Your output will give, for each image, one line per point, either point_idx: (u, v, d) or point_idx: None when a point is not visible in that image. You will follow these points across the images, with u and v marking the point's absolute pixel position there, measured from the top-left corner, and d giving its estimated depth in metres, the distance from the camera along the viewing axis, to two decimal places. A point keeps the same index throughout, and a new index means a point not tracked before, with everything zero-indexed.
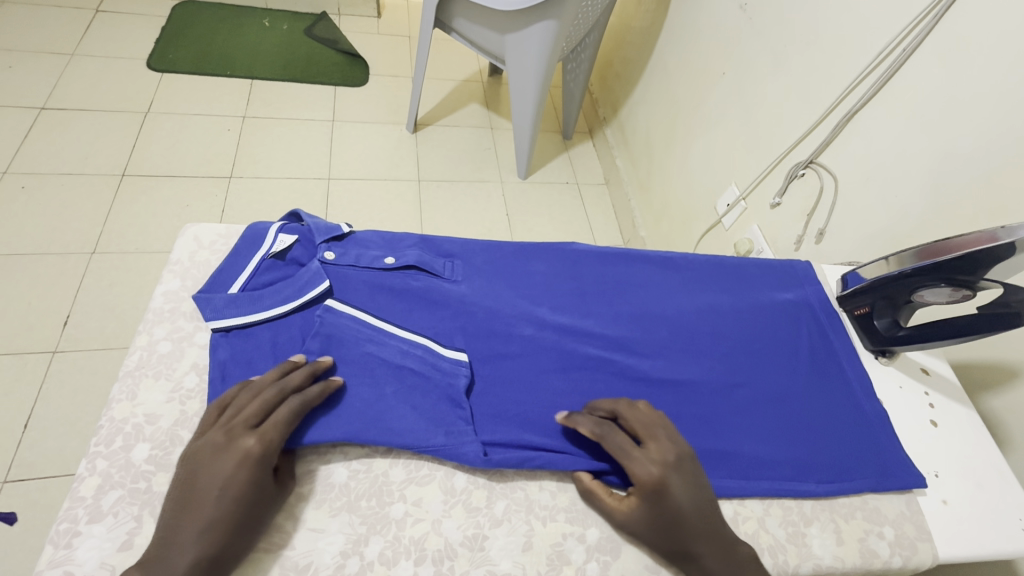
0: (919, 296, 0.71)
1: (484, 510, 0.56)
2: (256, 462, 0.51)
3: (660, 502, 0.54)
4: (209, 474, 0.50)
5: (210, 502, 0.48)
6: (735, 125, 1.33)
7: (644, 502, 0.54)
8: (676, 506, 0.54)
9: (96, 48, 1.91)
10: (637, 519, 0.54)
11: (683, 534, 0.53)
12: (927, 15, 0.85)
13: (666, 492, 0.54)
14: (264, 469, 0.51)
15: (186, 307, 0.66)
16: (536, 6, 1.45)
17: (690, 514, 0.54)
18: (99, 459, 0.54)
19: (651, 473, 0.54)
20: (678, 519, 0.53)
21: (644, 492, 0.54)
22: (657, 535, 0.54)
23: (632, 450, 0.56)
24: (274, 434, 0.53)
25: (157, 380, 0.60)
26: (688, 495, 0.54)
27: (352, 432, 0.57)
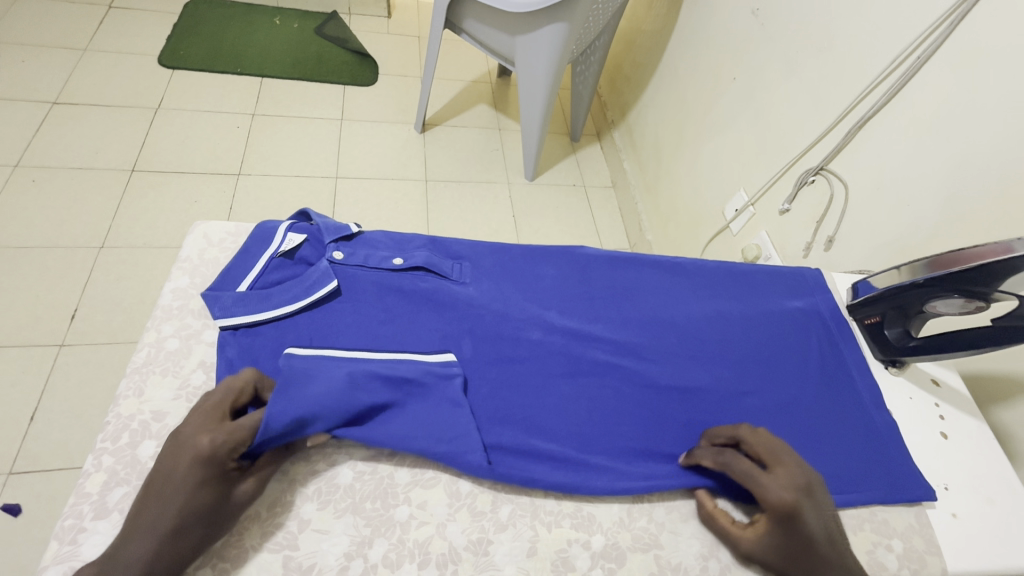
0: (931, 306, 0.70)
1: (489, 514, 0.56)
2: (213, 461, 0.49)
3: (792, 530, 0.53)
4: (167, 471, 0.49)
5: (163, 496, 0.48)
6: (744, 130, 1.33)
7: (776, 530, 0.53)
8: (809, 532, 0.52)
9: (108, 44, 1.92)
10: (769, 547, 0.53)
11: (814, 559, 0.52)
12: (944, 20, 0.84)
13: (799, 519, 0.52)
14: (212, 469, 0.49)
15: (195, 304, 0.66)
16: (547, 8, 1.45)
17: (819, 540, 0.52)
18: (106, 455, 0.54)
19: (782, 499, 0.53)
20: (810, 547, 0.52)
21: (779, 517, 0.53)
22: (791, 560, 0.53)
23: (760, 476, 0.55)
24: (232, 434, 0.51)
25: (165, 377, 0.60)
26: (819, 522, 0.53)
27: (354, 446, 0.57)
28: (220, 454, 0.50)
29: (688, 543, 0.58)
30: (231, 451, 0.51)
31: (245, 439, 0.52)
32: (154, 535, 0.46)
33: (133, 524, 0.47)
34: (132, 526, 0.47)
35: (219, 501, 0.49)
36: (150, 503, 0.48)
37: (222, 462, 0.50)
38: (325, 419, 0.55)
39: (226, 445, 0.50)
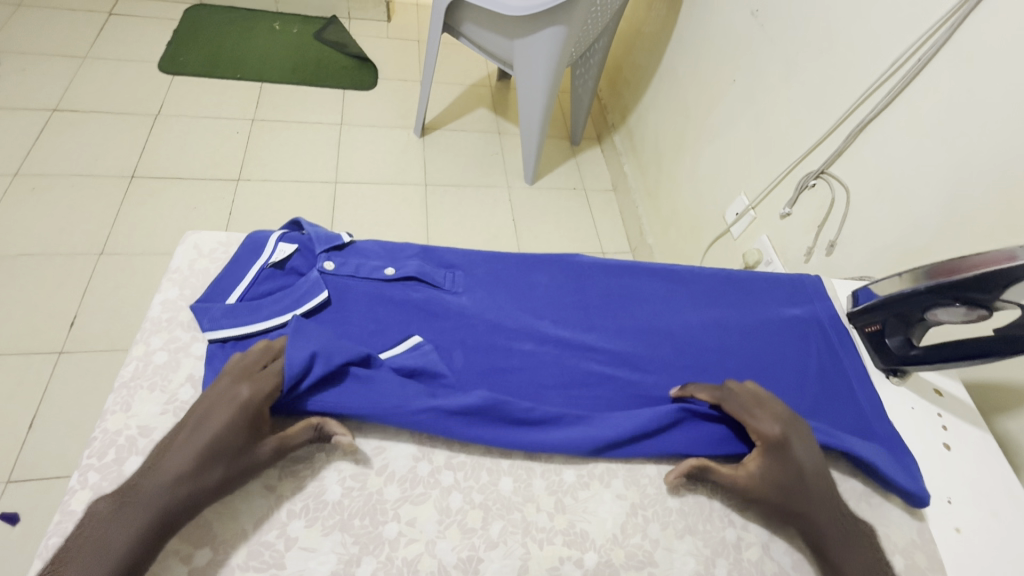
0: (933, 314, 0.69)
1: (480, 531, 0.54)
2: (247, 409, 0.53)
3: (784, 458, 0.58)
4: (201, 417, 0.52)
5: (195, 437, 0.51)
6: (745, 133, 1.31)
7: (768, 460, 0.58)
8: (799, 462, 0.58)
9: (109, 51, 1.93)
10: (763, 478, 0.58)
11: (805, 489, 0.57)
12: (946, 22, 0.83)
13: (789, 449, 0.58)
14: (245, 414, 0.53)
15: (184, 316, 0.65)
16: (545, 11, 1.44)
17: (810, 472, 0.58)
18: (92, 472, 0.53)
19: (773, 430, 0.59)
20: (801, 476, 0.57)
21: (773, 447, 0.58)
22: (785, 495, 0.57)
23: (753, 410, 0.61)
24: (271, 386, 0.55)
25: (152, 392, 0.59)
26: (809, 456, 0.59)
27: (357, 402, 0.57)
28: (257, 403, 0.54)
29: (684, 560, 0.56)
30: (266, 399, 0.54)
31: (277, 387, 0.56)
32: (181, 470, 0.49)
33: (160, 462, 0.50)
34: (160, 463, 0.50)
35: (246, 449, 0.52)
36: (181, 442, 0.51)
37: (255, 412, 0.53)
38: (340, 353, 0.58)
39: (261, 396, 0.54)
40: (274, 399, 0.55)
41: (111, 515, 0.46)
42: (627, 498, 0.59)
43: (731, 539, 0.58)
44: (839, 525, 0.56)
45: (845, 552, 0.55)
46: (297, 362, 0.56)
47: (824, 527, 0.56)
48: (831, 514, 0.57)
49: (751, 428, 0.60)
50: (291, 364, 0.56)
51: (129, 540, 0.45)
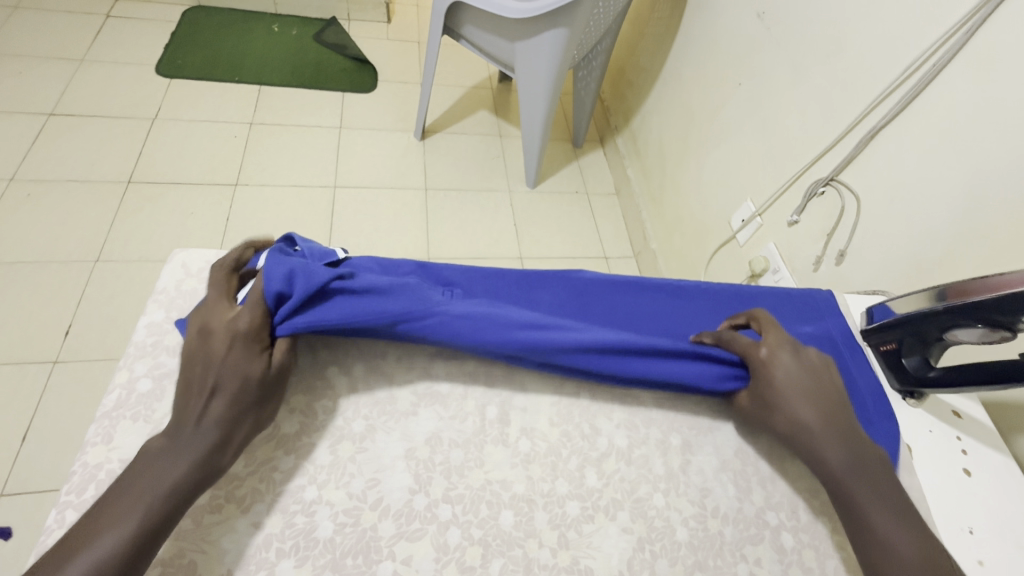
0: (951, 334, 0.65)
1: (479, 570, 0.52)
2: (248, 335, 0.55)
3: (767, 379, 0.61)
4: (209, 358, 0.54)
5: (215, 375, 0.53)
6: (751, 137, 1.28)
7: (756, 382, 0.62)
8: (781, 383, 0.60)
9: (106, 53, 1.90)
10: (755, 400, 0.62)
11: (790, 409, 0.59)
12: (962, 27, 0.80)
13: (770, 370, 0.61)
14: (254, 344, 0.55)
15: (170, 340, 0.62)
16: (546, 13, 1.41)
17: (802, 394, 0.60)
18: (69, 510, 0.50)
19: (758, 354, 0.62)
20: (783, 397, 0.60)
21: (757, 370, 0.62)
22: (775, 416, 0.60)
23: (742, 338, 0.65)
24: (249, 315, 0.56)
25: (135, 423, 0.56)
26: (795, 376, 0.61)
27: (353, 300, 0.59)
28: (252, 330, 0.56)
29: None
30: (263, 326, 0.57)
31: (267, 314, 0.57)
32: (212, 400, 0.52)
33: (190, 405, 0.51)
34: (190, 407, 0.51)
35: (262, 371, 0.54)
36: (202, 383, 0.52)
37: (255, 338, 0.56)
38: (320, 273, 0.58)
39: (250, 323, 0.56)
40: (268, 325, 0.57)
41: (160, 462, 0.48)
42: (633, 532, 0.56)
43: None
44: (846, 454, 0.56)
45: (854, 478, 0.55)
46: (279, 277, 0.57)
47: (827, 457, 0.57)
48: (835, 439, 0.57)
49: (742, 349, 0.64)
50: (273, 282, 0.57)
51: (186, 474, 0.48)
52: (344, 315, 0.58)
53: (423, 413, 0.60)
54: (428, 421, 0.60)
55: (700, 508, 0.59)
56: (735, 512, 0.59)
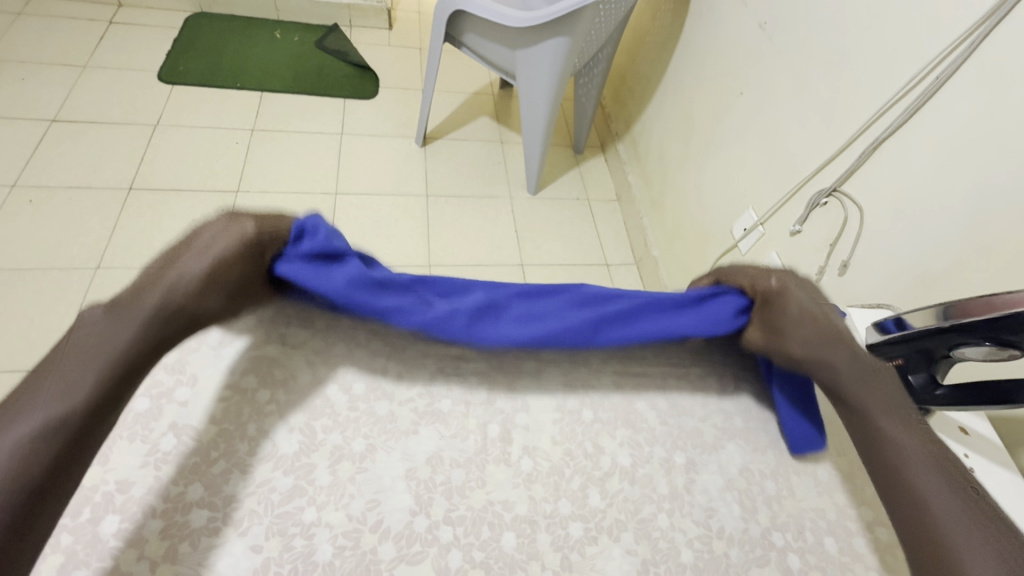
0: (959, 351, 0.65)
1: None
2: (248, 239, 0.56)
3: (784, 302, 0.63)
4: (201, 242, 0.55)
5: (191, 261, 0.54)
6: (753, 145, 1.28)
7: (773, 309, 0.64)
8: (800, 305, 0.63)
9: (108, 60, 1.91)
10: (775, 330, 0.63)
11: (809, 329, 0.61)
12: (966, 39, 0.80)
13: (785, 293, 0.64)
14: (246, 246, 0.56)
15: (168, 358, 0.60)
16: (548, 22, 1.41)
17: (816, 312, 0.63)
18: (63, 534, 0.48)
19: (770, 283, 0.65)
20: (804, 316, 0.62)
21: (772, 298, 0.64)
22: (798, 339, 0.61)
23: (752, 275, 0.68)
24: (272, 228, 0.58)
25: (132, 443, 0.54)
26: (806, 298, 0.64)
27: (358, 276, 0.59)
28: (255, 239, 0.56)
29: None
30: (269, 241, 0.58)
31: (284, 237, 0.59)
32: (177, 282, 0.52)
33: (154, 281, 0.53)
34: (153, 282, 0.53)
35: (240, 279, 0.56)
36: (177, 264, 0.54)
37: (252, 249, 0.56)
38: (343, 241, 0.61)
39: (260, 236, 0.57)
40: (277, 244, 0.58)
41: (105, 325, 0.50)
42: (636, 553, 0.55)
43: None
44: (857, 366, 0.59)
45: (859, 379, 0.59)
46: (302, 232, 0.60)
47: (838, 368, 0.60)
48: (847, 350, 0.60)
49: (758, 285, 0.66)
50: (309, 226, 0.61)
51: (127, 346, 0.49)
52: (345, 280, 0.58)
53: (424, 431, 0.60)
54: (429, 440, 0.59)
55: (705, 529, 0.58)
56: (740, 533, 0.58)
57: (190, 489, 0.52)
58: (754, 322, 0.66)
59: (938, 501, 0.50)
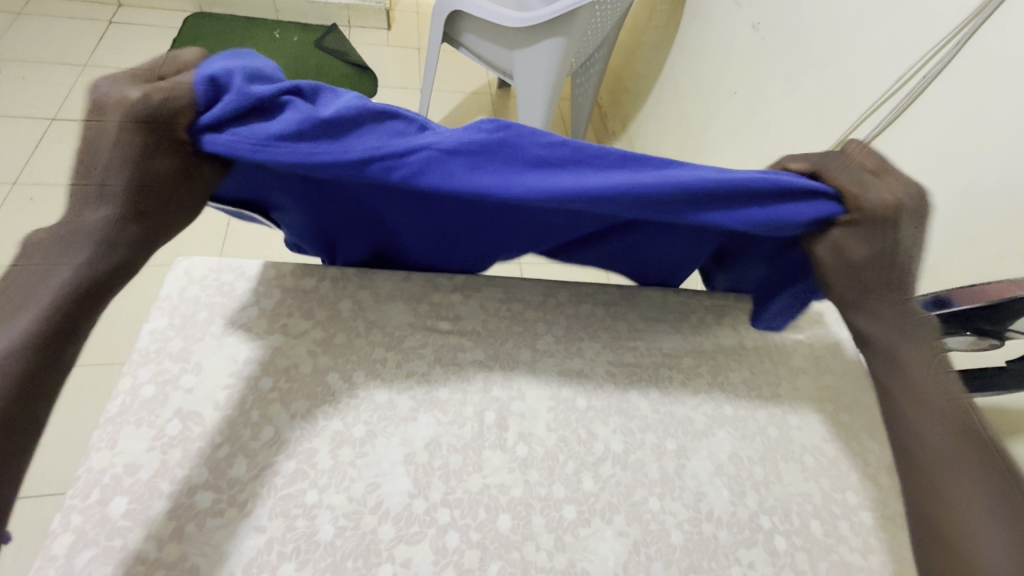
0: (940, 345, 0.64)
1: (477, 573, 0.53)
2: (147, 119, 0.46)
3: (882, 235, 0.58)
4: (102, 134, 0.45)
5: (106, 162, 0.46)
6: (746, 144, 1.30)
7: (866, 234, 0.58)
8: (894, 242, 0.58)
9: (109, 59, 1.92)
10: (851, 253, 0.60)
11: (883, 272, 0.59)
12: (951, 40, 0.82)
13: (891, 227, 0.57)
14: (154, 132, 0.46)
15: (175, 347, 0.62)
16: (545, 22, 1.43)
17: (900, 260, 0.58)
18: (74, 514, 0.50)
19: (884, 203, 0.57)
20: (890, 256, 0.58)
21: (874, 226, 0.57)
22: (864, 274, 0.60)
23: (866, 180, 0.58)
24: (167, 93, 0.46)
25: (139, 428, 0.56)
26: (908, 235, 0.58)
27: (300, 124, 0.48)
28: (152, 112, 0.45)
29: None
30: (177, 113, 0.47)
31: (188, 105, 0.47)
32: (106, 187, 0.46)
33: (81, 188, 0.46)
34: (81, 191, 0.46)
35: (171, 170, 0.48)
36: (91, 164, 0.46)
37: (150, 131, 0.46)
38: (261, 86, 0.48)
39: (157, 105, 0.46)
40: (189, 116, 0.47)
41: (51, 247, 0.46)
42: (628, 535, 0.57)
43: None
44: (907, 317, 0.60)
45: (901, 333, 0.60)
46: (211, 84, 0.47)
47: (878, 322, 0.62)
48: (904, 301, 0.60)
49: (854, 195, 0.58)
50: (213, 69, 0.48)
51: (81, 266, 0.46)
52: (289, 133, 0.48)
53: (423, 418, 0.61)
54: (427, 427, 0.61)
55: (694, 512, 0.60)
56: (730, 516, 0.60)
57: (194, 472, 0.54)
58: (832, 233, 0.60)
59: (960, 473, 0.50)
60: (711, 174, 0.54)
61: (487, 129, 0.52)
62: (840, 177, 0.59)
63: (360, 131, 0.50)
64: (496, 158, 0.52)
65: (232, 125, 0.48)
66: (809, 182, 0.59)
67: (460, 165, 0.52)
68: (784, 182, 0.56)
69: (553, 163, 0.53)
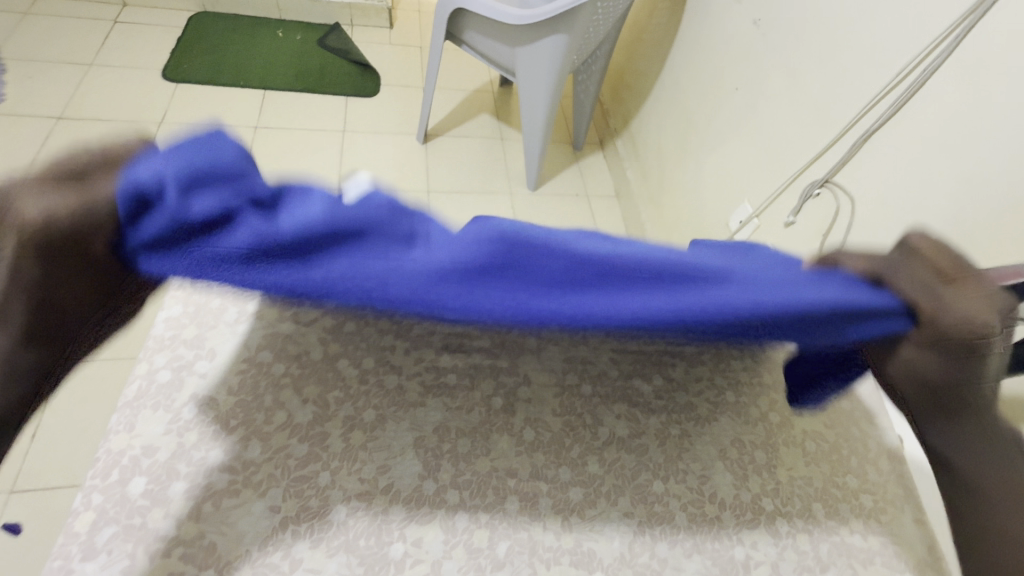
0: None
1: (486, 551, 0.54)
2: (58, 249, 0.33)
3: (966, 363, 0.42)
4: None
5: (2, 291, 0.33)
6: (749, 139, 1.31)
7: (940, 361, 0.43)
8: (979, 371, 0.42)
9: (114, 58, 1.94)
10: (921, 379, 0.44)
11: (963, 402, 0.43)
12: (950, 34, 0.83)
13: (979, 354, 0.41)
14: (71, 265, 0.34)
15: (189, 334, 0.64)
16: (547, 19, 1.44)
17: (980, 392, 0.43)
18: (95, 494, 0.52)
19: (972, 327, 0.41)
20: (970, 385, 0.43)
21: (955, 353, 0.42)
22: (935, 402, 0.44)
23: (943, 289, 0.42)
24: (78, 212, 0.33)
25: (156, 412, 0.57)
26: (994, 363, 0.42)
27: (256, 247, 0.35)
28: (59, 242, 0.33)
29: None
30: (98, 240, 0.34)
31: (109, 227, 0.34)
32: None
33: None
34: None
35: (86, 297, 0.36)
36: None
37: (47, 255, 0.33)
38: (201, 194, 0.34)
39: (56, 228, 0.33)
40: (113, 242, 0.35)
41: None
42: (633, 516, 0.59)
43: (740, 559, 0.58)
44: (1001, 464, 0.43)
45: (988, 481, 0.44)
46: (132, 185, 0.33)
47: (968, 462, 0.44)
48: (990, 443, 0.44)
49: (934, 316, 0.41)
50: (136, 171, 0.34)
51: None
52: (242, 259, 0.35)
53: (431, 403, 0.63)
54: (436, 412, 0.62)
55: (698, 494, 0.61)
56: (733, 498, 0.62)
57: (210, 454, 0.55)
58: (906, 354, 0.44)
59: None
60: (783, 300, 0.39)
61: (512, 251, 0.37)
62: (909, 284, 0.43)
63: (335, 252, 0.37)
64: (514, 285, 0.38)
65: (170, 247, 0.35)
66: (880, 292, 0.42)
67: (465, 297, 0.38)
68: (871, 306, 0.41)
69: (583, 285, 0.39)
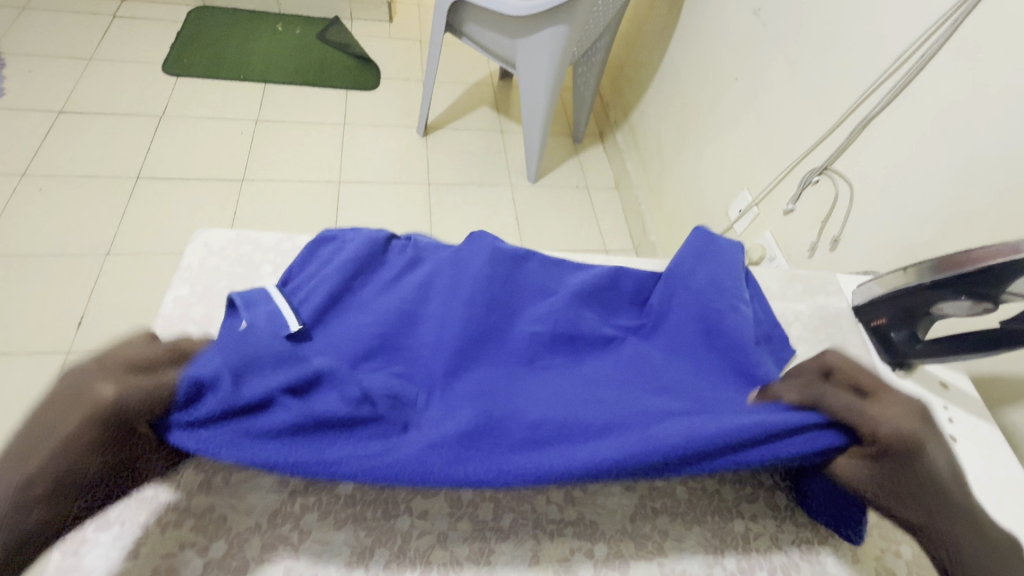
0: (938, 309, 0.68)
1: (491, 523, 0.55)
2: (115, 420, 0.45)
3: (915, 461, 0.52)
4: (66, 422, 0.44)
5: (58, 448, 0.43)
6: (748, 129, 1.31)
7: (888, 463, 0.52)
8: (932, 467, 0.52)
9: (114, 52, 1.94)
10: (882, 483, 0.53)
11: (932, 499, 0.51)
12: (947, 19, 0.83)
13: (921, 451, 0.52)
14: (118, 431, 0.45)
15: (198, 313, 0.65)
16: (547, 10, 1.44)
17: (947, 484, 0.51)
18: None
19: (899, 429, 0.53)
20: (934, 481, 0.51)
21: (899, 453, 0.52)
22: (903, 497, 0.52)
23: (865, 406, 0.54)
24: (150, 392, 0.46)
25: None
26: (943, 459, 0.52)
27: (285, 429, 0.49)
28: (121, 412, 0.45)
29: (692, 550, 0.57)
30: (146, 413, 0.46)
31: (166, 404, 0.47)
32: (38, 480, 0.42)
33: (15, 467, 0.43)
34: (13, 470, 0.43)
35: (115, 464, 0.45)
36: (40, 446, 0.44)
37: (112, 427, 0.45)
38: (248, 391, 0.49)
39: (127, 405, 0.45)
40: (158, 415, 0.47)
41: None
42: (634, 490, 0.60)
43: (740, 531, 0.59)
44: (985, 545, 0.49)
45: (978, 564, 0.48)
46: (199, 381, 0.48)
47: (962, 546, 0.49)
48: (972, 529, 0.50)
49: (869, 428, 0.53)
50: (201, 368, 0.49)
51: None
52: (274, 435, 0.48)
53: None
54: None
55: None
56: (733, 473, 0.63)
57: None
58: (852, 464, 0.54)
59: None
60: (680, 444, 0.51)
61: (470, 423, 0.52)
62: (843, 406, 0.55)
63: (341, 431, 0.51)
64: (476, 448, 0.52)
65: (223, 424, 0.48)
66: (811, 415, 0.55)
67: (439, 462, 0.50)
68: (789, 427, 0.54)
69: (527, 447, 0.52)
